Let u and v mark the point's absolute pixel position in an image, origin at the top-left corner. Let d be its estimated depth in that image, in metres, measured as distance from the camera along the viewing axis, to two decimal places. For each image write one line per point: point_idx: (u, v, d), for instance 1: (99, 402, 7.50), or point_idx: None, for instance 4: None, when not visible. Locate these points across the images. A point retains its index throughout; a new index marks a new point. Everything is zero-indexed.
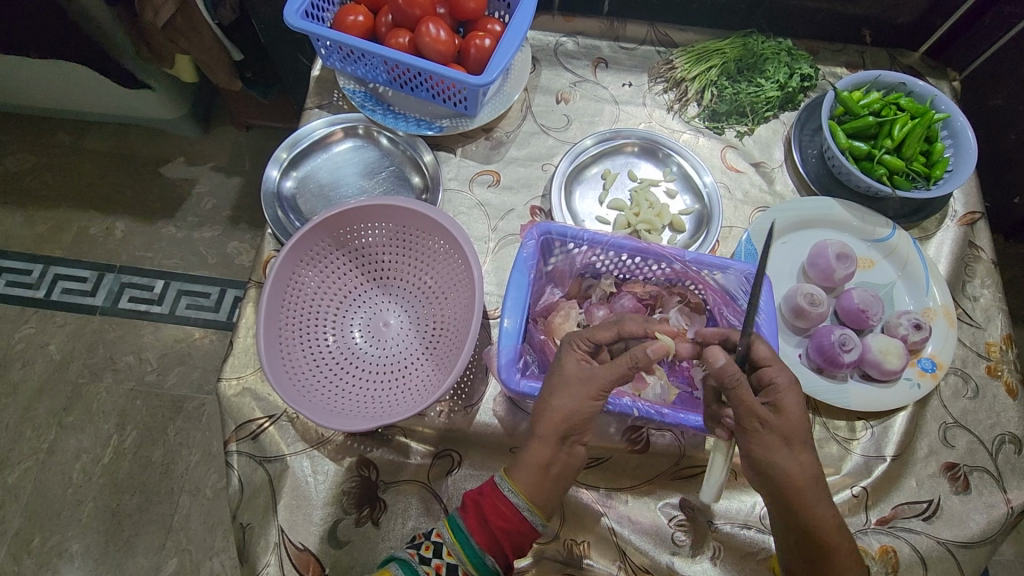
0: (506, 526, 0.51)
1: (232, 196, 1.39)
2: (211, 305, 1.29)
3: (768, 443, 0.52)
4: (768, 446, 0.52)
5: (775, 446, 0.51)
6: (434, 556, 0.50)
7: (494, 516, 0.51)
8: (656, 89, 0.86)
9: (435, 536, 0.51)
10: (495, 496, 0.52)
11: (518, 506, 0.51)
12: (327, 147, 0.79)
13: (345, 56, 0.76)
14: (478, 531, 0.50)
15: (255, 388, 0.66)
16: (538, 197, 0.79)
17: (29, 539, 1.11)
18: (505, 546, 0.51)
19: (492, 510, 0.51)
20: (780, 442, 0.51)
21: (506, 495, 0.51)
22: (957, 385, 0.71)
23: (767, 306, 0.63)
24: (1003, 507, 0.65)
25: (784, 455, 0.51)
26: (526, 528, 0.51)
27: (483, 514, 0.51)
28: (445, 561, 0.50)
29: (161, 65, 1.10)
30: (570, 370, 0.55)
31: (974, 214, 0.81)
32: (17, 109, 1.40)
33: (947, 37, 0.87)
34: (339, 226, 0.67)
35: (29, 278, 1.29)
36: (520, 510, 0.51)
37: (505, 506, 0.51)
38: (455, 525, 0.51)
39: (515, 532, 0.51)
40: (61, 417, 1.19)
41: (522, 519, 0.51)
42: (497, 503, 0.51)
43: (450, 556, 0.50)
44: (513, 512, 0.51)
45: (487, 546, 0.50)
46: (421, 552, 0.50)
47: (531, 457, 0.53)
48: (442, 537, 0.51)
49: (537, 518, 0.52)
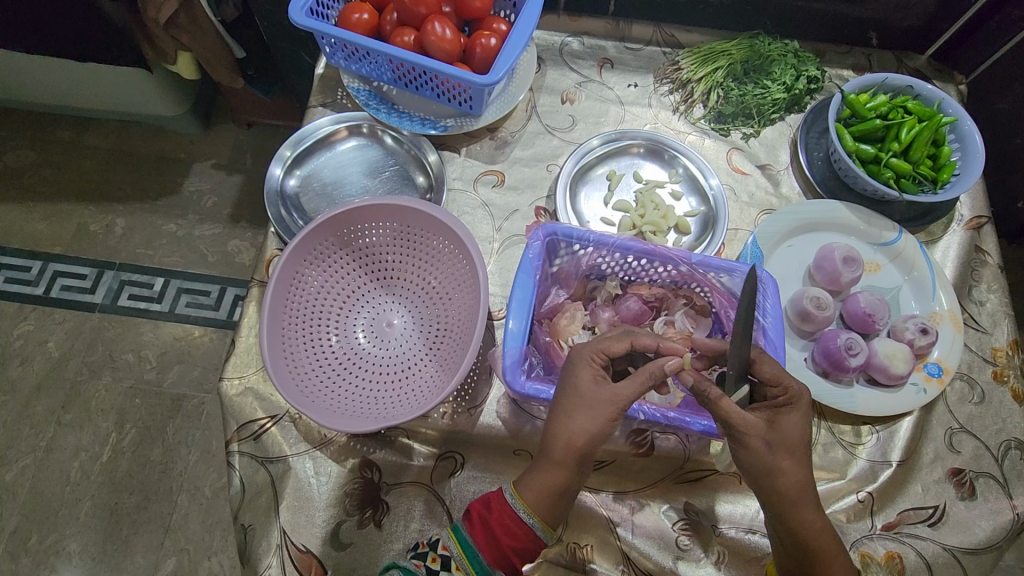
0: (517, 546, 0.50)
1: (233, 194, 1.39)
2: (211, 304, 1.28)
3: (771, 453, 0.51)
4: (778, 461, 0.51)
5: (760, 453, 0.51)
6: (441, 569, 0.50)
7: (505, 536, 0.50)
8: (662, 90, 0.86)
9: (441, 548, 0.50)
10: (504, 513, 0.51)
11: (530, 527, 0.50)
12: (331, 145, 0.79)
13: (350, 54, 0.75)
14: (488, 550, 0.50)
15: (257, 388, 0.65)
16: (543, 197, 0.79)
17: (27, 537, 1.10)
18: (516, 563, 0.51)
19: (502, 528, 0.50)
20: (765, 450, 0.51)
21: (518, 515, 0.50)
22: (963, 390, 0.71)
23: (774, 309, 0.62)
24: (1009, 514, 0.65)
25: (774, 462, 0.50)
26: (537, 544, 0.51)
27: (492, 532, 0.50)
28: (453, 575, 0.49)
29: (163, 61, 1.10)
30: (585, 389, 0.54)
31: (980, 218, 0.80)
32: (17, 104, 1.40)
33: (954, 40, 0.87)
34: (343, 226, 0.67)
35: (28, 275, 1.28)
36: (532, 528, 0.51)
37: (516, 526, 0.50)
38: (463, 539, 0.50)
39: (525, 550, 0.51)
40: (60, 414, 1.19)
41: (534, 536, 0.51)
42: (506, 521, 0.50)
43: (458, 570, 0.50)
44: (522, 529, 0.50)
45: (496, 562, 0.50)
46: (427, 564, 0.50)
47: (545, 480, 0.52)
48: (448, 551, 0.50)
49: (545, 532, 0.51)
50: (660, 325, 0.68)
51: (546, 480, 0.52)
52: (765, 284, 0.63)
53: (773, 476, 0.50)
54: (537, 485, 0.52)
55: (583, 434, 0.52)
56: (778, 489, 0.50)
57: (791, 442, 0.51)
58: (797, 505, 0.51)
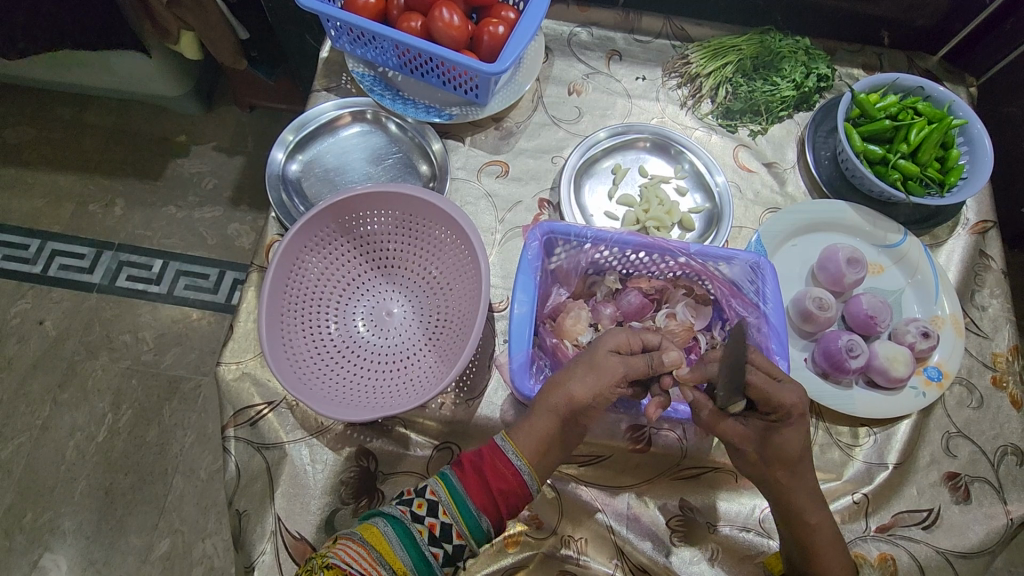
0: (505, 489, 0.52)
1: (233, 176, 1.38)
2: (210, 287, 1.27)
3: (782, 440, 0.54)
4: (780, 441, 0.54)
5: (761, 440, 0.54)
6: (428, 515, 0.50)
7: (494, 479, 0.52)
8: (669, 84, 0.85)
9: (430, 493, 0.51)
10: (495, 457, 0.53)
11: (518, 469, 0.53)
12: (335, 130, 0.78)
13: (355, 38, 0.74)
14: (478, 495, 0.51)
15: (254, 373, 0.65)
16: (547, 189, 0.78)
17: (22, 514, 1.10)
18: (502, 511, 0.52)
19: (492, 470, 0.52)
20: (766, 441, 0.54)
21: (507, 457, 0.53)
22: (961, 395, 0.71)
23: (774, 295, 0.63)
24: (1003, 519, 0.65)
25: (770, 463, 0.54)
26: (524, 491, 0.53)
27: (483, 479, 0.52)
28: (440, 519, 0.50)
29: (165, 41, 1.07)
30: (601, 357, 0.55)
31: (986, 222, 0.80)
32: (16, 79, 1.38)
33: (966, 42, 0.86)
34: (344, 212, 0.66)
35: (26, 253, 1.27)
36: (520, 473, 0.53)
37: (506, 468, 0.53)
38: (451, 484, 0.51)
39: (513, 496, 0.52)
40: (56, 393, 1.19)
41: (520, 480, 0.53)
42: (495, 465, 0.53)
43: (445, 515, 0.50)
44: (511, 473, 0.52)
45: (484, 506, 0.51)
46: (413, 510, 0.50)
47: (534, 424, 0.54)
48: (437, 496, 0.51)
49: (531, 477, 0.53)
50: (662, 317, 0.67)
51: (535, 427, 0.54)
52: (764, 270, 0.64)
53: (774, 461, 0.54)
54: (530, 434, 0.54)
55: (585, 392, 0.54)
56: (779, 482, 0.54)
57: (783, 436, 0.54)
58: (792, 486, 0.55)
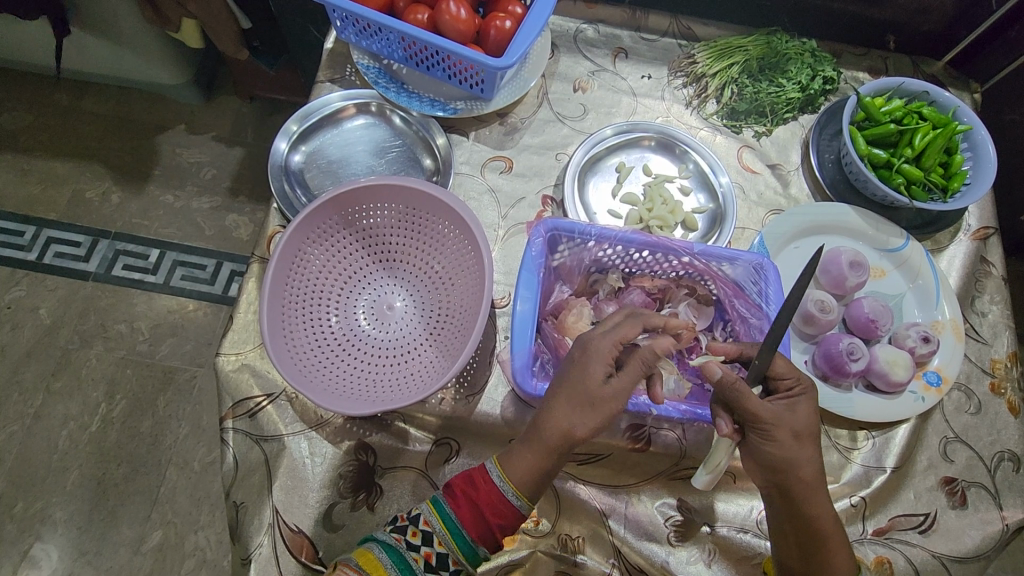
0: (501, 520, 0.52)
1: (232, 166, 1.37)
2: (206, 278, 1.26)
3: (781, 442, 0.53)
4: (782, 445, 0.53)
5: (786, 442, 0.53)
6: (422, 544, 0.51)
7: (489, 512, 0.52)
8: (675, 83, 0.84)
9: (424, 523, 0.51)
10: (491, 491, 0.52)
11: (512, 500, 0.52)
12: (339, 122, 0.77)
13: (361, 30, 0.73)
14: (473, 526, 0.51)
15: (254, 365, 0.64)
16: (551, 186, 0.78)
17: (13, 503, 1.10)
18: (499, 539, 0.53)
19: (487, 503, 0.52)
20: (791, 440, 0.53)
21: (501, 489, 0.52)
22: (960, 401, 0.71)
23: (778, 297, 0.63)
24: (998, 524, 0.65)
25: (796, 452, 0.53)
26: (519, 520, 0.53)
27: (478, 509, 0.52)
28: (435, 549, 0.51)
29: (166, 28, 1.06)
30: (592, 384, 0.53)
31: (987, 229, 0.80)
32: (14, 64, 1.37)
33: (970, 49, 0.86)
34: (346, 205, 0.65)
35: (21, 240, 1.26)
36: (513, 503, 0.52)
37: (500, 499, 0.52)
38: (445, 514, 0.51)
39: (507, 526, 0.52)
40: (49, 382, 1.17)
41: (516, 511, 0.52)
42: (492, 499, 0.52)
43: (439, 545, 0.51)
44: (504, 505, 0.52)
45: (479, 537, 0.51)
46: (408, 538, 0.51)
47: (527, 446, 0.53)
48: (430, 526, 0.51)
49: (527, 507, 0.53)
50: (665, 317, 0.67)
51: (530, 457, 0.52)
52: (768, 271, 0.64)
53: (797, 465, 0.53)
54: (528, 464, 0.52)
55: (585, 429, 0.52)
56: (802, 478, 0.53)
57: (807, 428, 0.54)
58: (814, 493, 0.54)
